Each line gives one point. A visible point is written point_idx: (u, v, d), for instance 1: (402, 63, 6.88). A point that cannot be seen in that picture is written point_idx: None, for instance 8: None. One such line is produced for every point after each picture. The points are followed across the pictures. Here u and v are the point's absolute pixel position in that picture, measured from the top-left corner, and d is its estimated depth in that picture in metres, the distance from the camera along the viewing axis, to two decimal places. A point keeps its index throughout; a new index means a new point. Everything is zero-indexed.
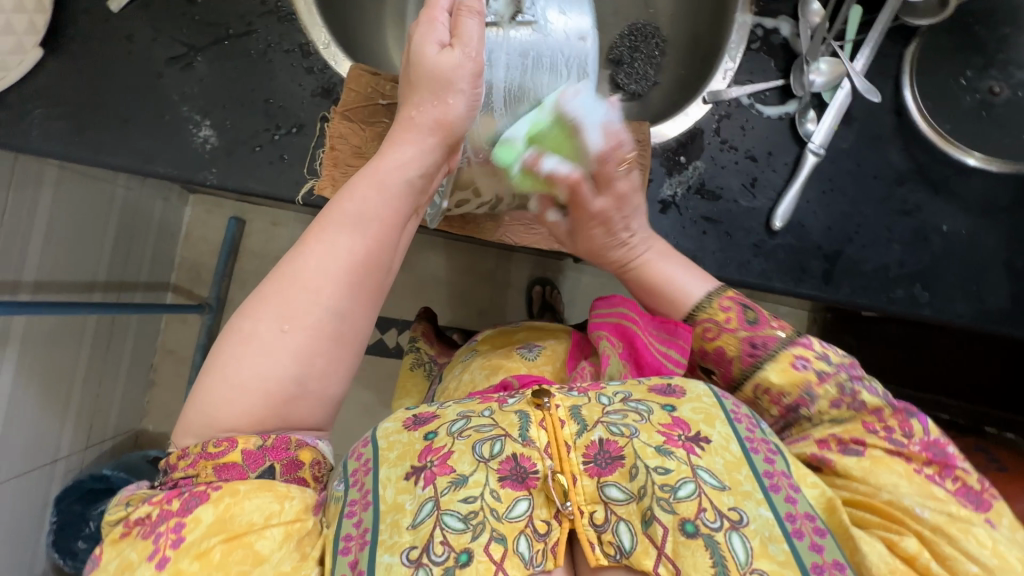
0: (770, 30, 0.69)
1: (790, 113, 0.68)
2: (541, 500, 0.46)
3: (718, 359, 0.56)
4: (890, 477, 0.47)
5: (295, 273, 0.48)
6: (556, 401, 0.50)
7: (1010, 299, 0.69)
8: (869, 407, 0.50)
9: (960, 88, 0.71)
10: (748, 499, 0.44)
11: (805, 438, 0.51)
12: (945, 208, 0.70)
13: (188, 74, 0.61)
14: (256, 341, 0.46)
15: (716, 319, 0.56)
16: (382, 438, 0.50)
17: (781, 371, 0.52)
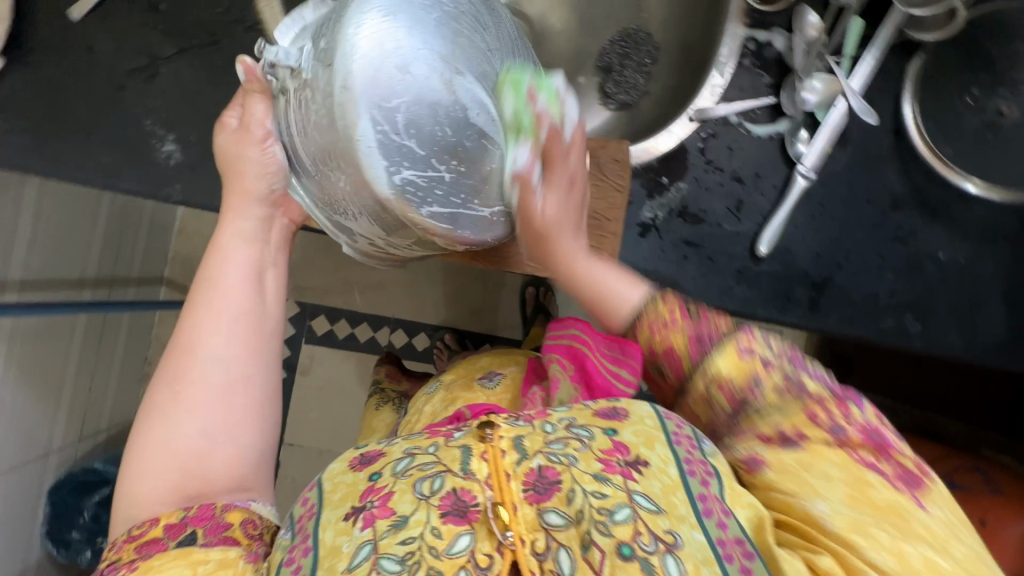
0: (762, 44, 0.66)
1: (781, 132, 0.65)
2: (483, 534, 0.41)
3: (666, 355, 0.50)
4: (826, 470, 0.42)
5: (175, 365, 0.51)
6: (500, 431, 0.45)
7: (1009, 332, 0.66)
8: (810, 391, 0.45)
9: (964, 108, 0.67)
10: (683, 522, 0.42)
11: (748, 432, 0.46)
12: (942, 235, 0.66)
13: (153, 86, 0.60)
14: (158, 436, 0.48)
15: (664, 304, 0.51)
16: (328, 480, 0.49)
17: (726, 360, 0.47)
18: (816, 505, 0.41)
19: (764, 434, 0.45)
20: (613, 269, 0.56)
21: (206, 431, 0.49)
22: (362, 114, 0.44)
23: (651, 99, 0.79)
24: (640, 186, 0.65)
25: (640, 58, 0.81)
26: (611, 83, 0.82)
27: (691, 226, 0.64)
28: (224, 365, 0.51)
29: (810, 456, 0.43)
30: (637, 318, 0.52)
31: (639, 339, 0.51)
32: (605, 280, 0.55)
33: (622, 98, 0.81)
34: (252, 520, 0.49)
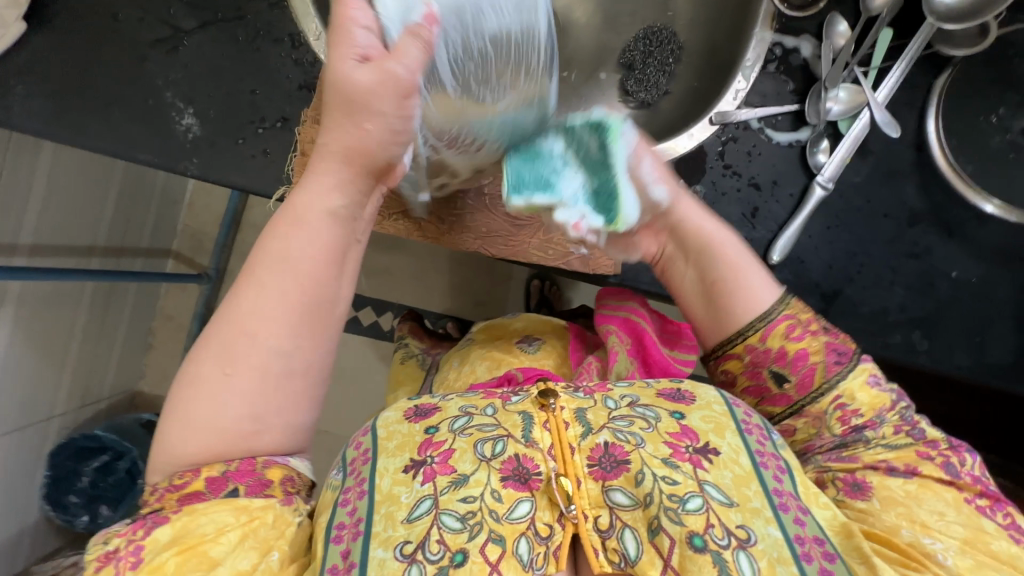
0: (789, 50, 0.65)
1: (802, 140, 0.64)
2: (544, 503, 0.46)
3: (797, 361, 0.53)
4: (936, 504, 0.47)
5: (232, 320, 0.47)
6: (562, 402, 0.50)
7: (1016, 354, 0.66)
8: (926, 437, 0.51)
9: (990, 126, 0.66)
10: (756, 517, 0.45)
11: (855, 460, 0.51)
12: (957, 253, 0.66)
13: (175, 58, 0.60)
14: (200, 386, 0.46)
15: (799, 321, 0.54)
16: (381, 428, 0.53)
17: (860, 386, 0.52)
18: (928, 542, 0.45)
19: (870, 462, 0.50)
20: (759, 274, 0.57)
21: (259, 411, 0.47)
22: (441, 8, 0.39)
23: (672, 99, 0.78)
24: None
25: (663, 57, 0.79)
26: (632, 81, 0.80)
27: None
28: (282, 350, 0.47)
29: (919, 487, 0.48)
30: (765, 324, 0.54)
31: (757, 342, 0.54)
32: (744, 263, 0.56)
33: (642, 97, 0.80)
34: (292, 477, 0.48)
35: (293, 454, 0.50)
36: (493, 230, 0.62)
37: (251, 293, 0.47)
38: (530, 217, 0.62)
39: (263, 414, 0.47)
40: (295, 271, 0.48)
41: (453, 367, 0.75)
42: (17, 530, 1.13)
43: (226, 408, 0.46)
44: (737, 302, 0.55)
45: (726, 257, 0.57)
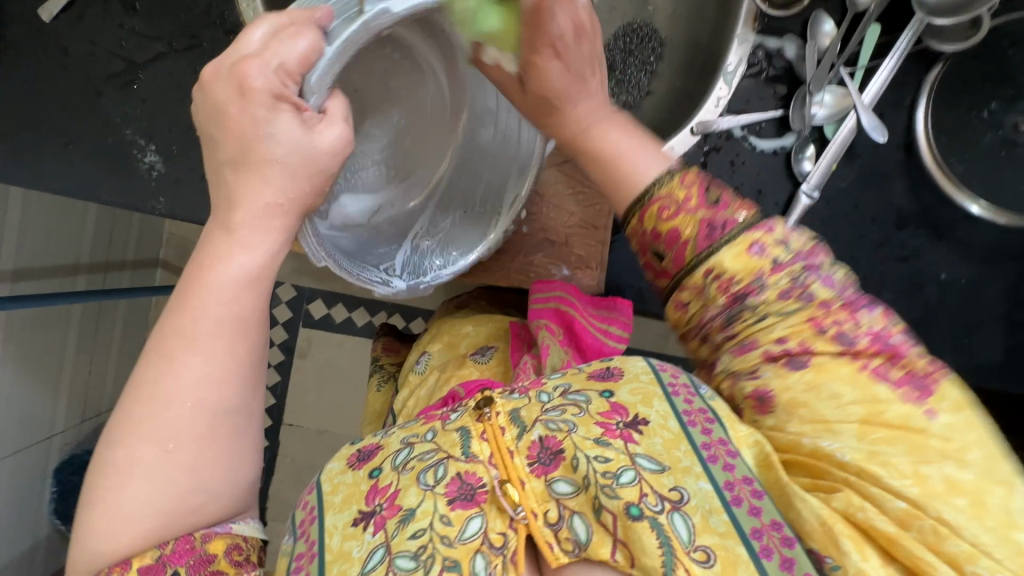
0: (771, 52, 0.62)
1: (786, 147, 0.63)
2: (494, 513, 0.46)
3: (670, 242, 0.39)
4: (833, 387, 0.37)
5: (158, 391, 0.37)
6: (497, 408, 0.49)
7: (1004, 353, 0.67)
8: (818, 298, 0.37)
9: (983, 122, 0.63)
10: (688, 474, 0.43)
11: (749, 351, 0.38)
12: (946, 255, 0.65)
13: (131, 93, 0.57)
14: (134, 474, 0.36)
15: (675, 195, 0.39)
16: (327, 480, 0.53)
17: (733, 256, 0.37)
18: (829, 445, 0.38)
19: (770, 351, 0.38)
20: (642, 139, 0.45)
21: (194, 482, 0.37)
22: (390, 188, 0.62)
23: (654, 100, 0.76)
24: None
25: (644, 55, 0.76)
26: (613, 82, 0.76)
27: None
28: (228, 406, 0.38)
29: (815, 375, 0.37)
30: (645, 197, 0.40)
31: (636, 223, 0.41)
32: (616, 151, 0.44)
33: (623, 98, 0.76)
34: (237, 543, 0.39)
35: (235, 517, 0.40)
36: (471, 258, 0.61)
37: (180, 348, 0.37)
38: (507, 242, 0.61)
39: (209, 482, 0.38)
40: (230, 306, 0.38)
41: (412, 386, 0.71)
42: (30, 544, 1.15)
43: (171, 453, 0.37)
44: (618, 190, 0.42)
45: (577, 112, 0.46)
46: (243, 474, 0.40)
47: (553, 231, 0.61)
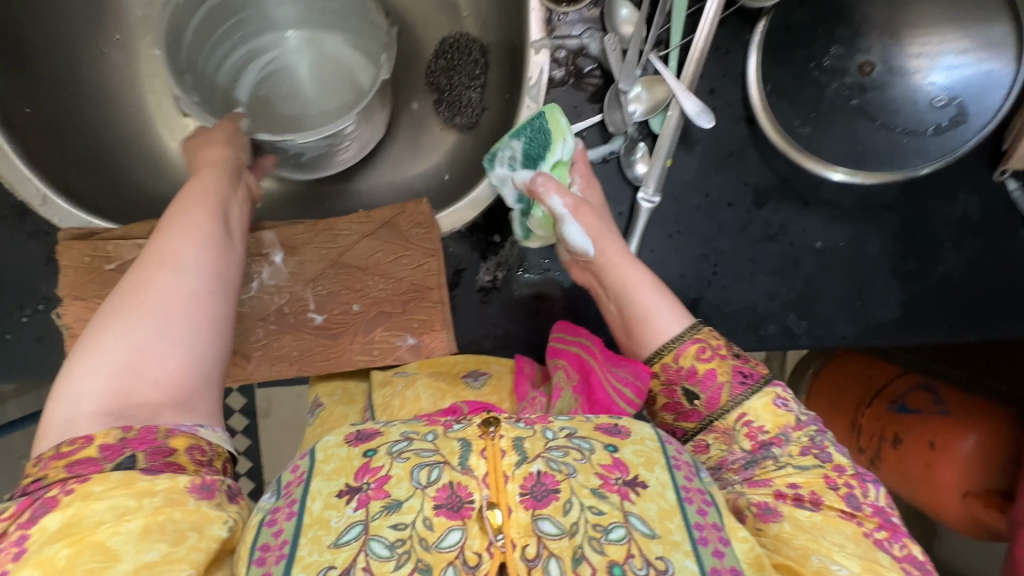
0: (574, 52, 0.56)
1: (616, 152, 0.57)
2: (474, 530, 0.37)
3: (706, 381, 0.50)
4: (836, 537, 0.43)
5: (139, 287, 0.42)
6: (501, 428, 0.41)
7: (901, 307, 0.62)
8: (834, 461, 0.47)
9: (825, 71, 0.56)
10: (676, 549, 0.38)
11: (764, 484, 0.46)
12: (816, 221, 0.60)
13: None
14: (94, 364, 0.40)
15: (708, 343, 0.51)
16: (320, 449, 0.43)
17: (763, 406, 0.49)
18: (836, 567, 0.41)
19: (780, 490, 0.46)
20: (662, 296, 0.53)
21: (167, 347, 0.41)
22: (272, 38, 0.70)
23: (492, 114, 0.68)
24: (471, 249, 0.58)
25: (468, 70, 0.69)
26: (445, 105, 0.70)
27: (537, 279, 0.58)
28: (191, 271, 0.44)
29: (823, 520, 0.44)
30: (675, 345, 0.51)
31: (669, 361, 0.51)
32: (641, 304, 0.52)
33: (460, 121, 0.70)
34: (202, 446, 0.41)
35: (202, 422, 0.42)
36: (305, 351, 0.56)
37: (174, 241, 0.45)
38: (342, 323, 0.57)
39: (170, 338, 0.41)
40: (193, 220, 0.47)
41: (392, 390, 0.56)
42: None
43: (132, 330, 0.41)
44: (640, 341, 0.53)
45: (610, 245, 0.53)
46: (203, 347, 0.43)
47: (388, 302, 0.57)
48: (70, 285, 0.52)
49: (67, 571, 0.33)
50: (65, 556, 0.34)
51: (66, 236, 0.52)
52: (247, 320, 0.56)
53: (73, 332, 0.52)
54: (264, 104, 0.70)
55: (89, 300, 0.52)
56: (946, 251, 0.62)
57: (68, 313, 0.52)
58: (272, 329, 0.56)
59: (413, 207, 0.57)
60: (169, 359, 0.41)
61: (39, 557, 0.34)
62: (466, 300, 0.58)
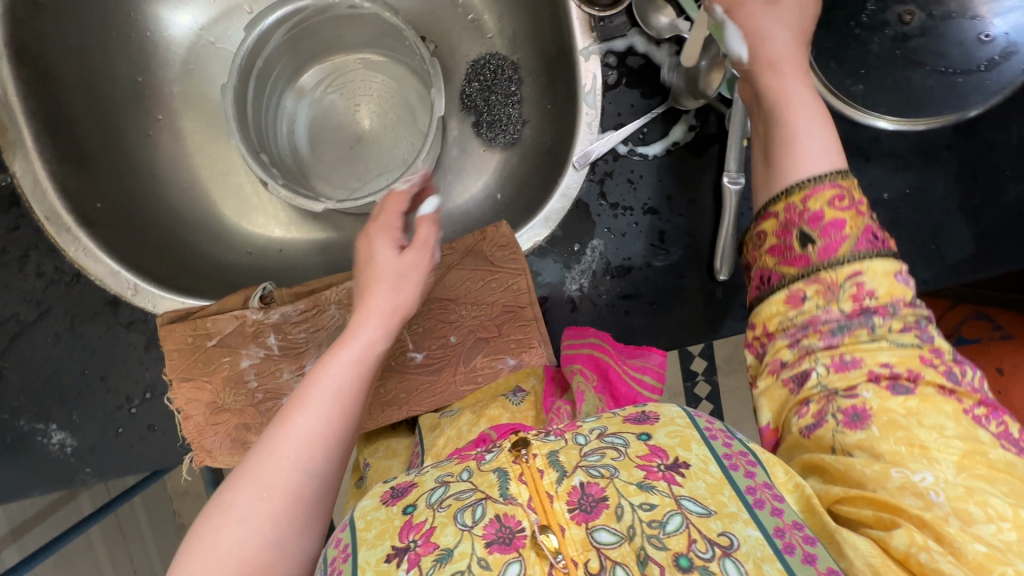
0: (623, 53, 0.57)
1: (678, 141, 0.57)
2: (533, 559, 0.33)
3: (833, 228, 0.38)
4: (937, 419, 0.35)
5: (271, 462, 0.37)
6: (532, 447, 0.38)
7: (976, 243, 0.63)
8: (937, 343, 0.38)
9: (867, 27, 0.58)
10: (735, 520, 0.34)
11: (855, 366, 0.37)
12: (883, 174, 0.60)
13: (7, 385, 0.53)
14: (212, 538, 0.34)
15: (851, 191, 0.39)
16: (359, 517, 0.38)
17: (885, 270, 0.38)
18: (921, 479, 0.34)
19: (874, 371, 0.36)
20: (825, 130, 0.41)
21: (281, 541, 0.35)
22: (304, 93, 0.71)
23: (534, 126, 0.68)
24: (554, 261, 0.58)
25: (505, 87, 0.69)
26: (485, 126, 0.69)
27: (622, 280, 0.59)
28: (318, 466, 0.38)
29: (920, 401, 0.35)
30: (811, 184, 0.39)
31: (796, 200, 0.39)
32: (799, 131, 0.41)
33: (502, 139, 0.70)
34: None
35: None
36: (412, 390, 0.57)
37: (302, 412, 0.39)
38: (441, 356, 0.57)
39: (287, 539, 0.36)
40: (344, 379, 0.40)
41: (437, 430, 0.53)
42: None
43: (264, 522, 0.35)
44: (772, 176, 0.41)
45: (774, 50, 0.43)
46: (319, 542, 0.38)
47: (482, 326, 0.57)
48: (177, 368, 0.52)
49: None
50: None
51: (165, 319, 0.52)
52: None
53: (187, 414, 0.53)
54: (320, 152, 0.71)
55: (198, 378, 0.53)
56: (1009, 179, 0.62)
57: (178, 396, 0.53)
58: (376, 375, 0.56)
59: (494, 231, 0.57)
60: (288, 557, 0.35)
61: None
62: (556, 312, 0.59)
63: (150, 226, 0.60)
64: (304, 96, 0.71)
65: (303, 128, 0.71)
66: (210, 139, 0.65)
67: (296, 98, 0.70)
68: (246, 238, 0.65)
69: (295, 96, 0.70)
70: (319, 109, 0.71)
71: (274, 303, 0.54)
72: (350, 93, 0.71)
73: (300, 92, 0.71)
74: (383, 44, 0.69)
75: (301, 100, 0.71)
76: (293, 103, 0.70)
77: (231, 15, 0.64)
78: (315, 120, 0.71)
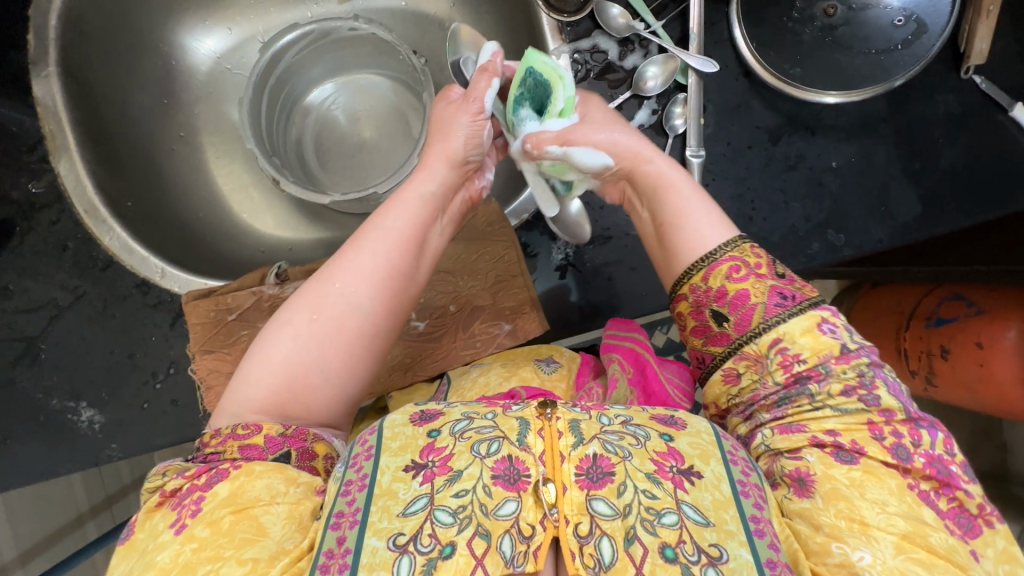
0: (589, 51, 0.65)
1: (644, 124, 0.66)
2: (529, 503, 0.41)
3: (738, 302, 0.49)
4: (880, 493, 0.43)
5: (325, 294, 0.50)
6: (558, 410, 0.44)
7: (920, 203, 0.69)
8: (882, 405, 0.46)
9: (798, 20, 0.66)
10: (730, 538, 0.40)
11: (800, 430, 0.46)
12: (827, 145, 0.69)
13: (42, 366, 0.58)
14: (280, 344, 0.49)
15: (743, 262, 0.50)
16: (388, 427, 0.45)
17: (803, 330, 0.48)
18: (858, 557, 0.41)
19: (818, 437, 0.46)
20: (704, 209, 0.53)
21: (322, 361, 0.49)
22: (311, 105, 0.79)
23: None
24: (541, 234, 0.64)
25: None
26: None
27: (602, 248, 0.64)
28: (362, 305, 0.50)
29: (863, 475, 0.44)
30: (710, 265, 0.50)
31: (699, 281, 0.50)
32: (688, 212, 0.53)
33: None
34: (333, 455, 0.49)
35: (333, 428, 0.50)
36: (415, 356, 0.62)
37: (354, 251, 0.51)
38: (443, 325, 0.62)
39: (329, 361, 0.49)
40: (391, 230, 0.52)
41: (466, 375, 0.59)
42: None
43: (323, 343, 0.49)
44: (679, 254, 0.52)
45: (626, 146, 0.55)
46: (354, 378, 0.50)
47: (478, 296, 0.63)
48: (201, 341, 0.57)
49: (229, 534, 0.40)
50: (230, 521, 0.41)
51: (190, 296, 0.57)
52: None
53: (209, 383, 0.57)
54: (328, 160, 0.79)
55: (219, 350, 0.58)
56: (944, 146, 0.70)
57: (201, 367, 0.58)
58: None
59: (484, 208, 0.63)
60: (323, 386, 0.49)
61: (209, 518, 0.41)
62: (545, 280, 0.64)
63: (173, 226, 0.66)
64: (311, 109, 0.79)
65: (312, 137, 0.79)
66: (224, 153, 0.73)
67: (303, 113, 0.78)
68: (259, 238, 0.72)
69: (303, 112, 0.78)
70: (325, 121, 0.79)
71: (288, 279, 0.60)
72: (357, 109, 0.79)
73: (307, 107, 0.78)
74: (380, 63, 0.76)
75: (308, 114, 0.79)
76: (301, 117, 0.78)
77: (245, 45, 0.73)
78: (323, 129, 0.79)
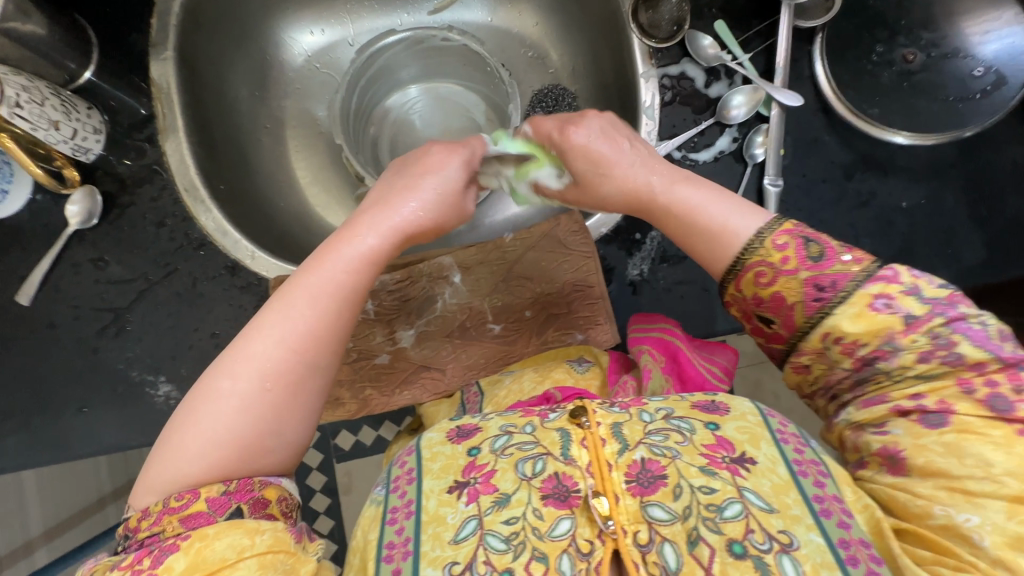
0: (677, 76, 0.68)
1: (724, 150, 0.67)
2: (583, 518, 0.38)
3: (776, 307, 0.45)
4: (978, 448, 0.38)
5: (264, 349, 0.43)
6: (595, 416, 0.42)
7: (987, 248, 0.69)
8: (970, 360, 0.40)
9: (877, 64, 0.69)
10: (797, 523, 0.37)
11: (880, 403, 0.42)
12: (899, 184, 0.69)
13: (126, 338, 0.58)
14: (202, 417, 0.41)
15: (769, 263, 0.46)
16: (426, 447, 0.45)
17: (854, 315, 0.43)
18: (964, 519, 0.37)
19: (900, 405, 0.41)
20: (735, 204, 0.49)
21: (270, 427, 0.42)
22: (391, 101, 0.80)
23: None
24: (617, 249, 0.64)
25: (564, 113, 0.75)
26: None
27: (679, 266, 0.63)
28: (312, 361, 0.44)
29: (956, 435, 0.39)
30: (734, 276, 0.47)
31: (735, 292, 0.48)
32: (711, 215, 0.49)
33: None
34: (287, 496, 0.42)
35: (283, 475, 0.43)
36: (490, 356, 0.64)
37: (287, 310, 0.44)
38: (518, 328, 0.65)
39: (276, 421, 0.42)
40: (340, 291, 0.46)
41: (500, 384, 0.58)
42: None
43: (249, 411, 0.41)
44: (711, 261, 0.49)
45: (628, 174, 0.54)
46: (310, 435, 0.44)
47: (553, 303, 0.64)
48: None
49: None
50: None
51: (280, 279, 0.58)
52: (436, 337, 0.64)
53: None
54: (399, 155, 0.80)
55: None
56: (1010, 194, 0.69)
57: None
58: (457, 344, 0.64)
59: (566, 220, 0.64)
60: (278, 446, 0.42)
61: None
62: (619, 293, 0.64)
63: (260, 212, 0.67)
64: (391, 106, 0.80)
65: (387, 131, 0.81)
66: (304, 146, 0.74)
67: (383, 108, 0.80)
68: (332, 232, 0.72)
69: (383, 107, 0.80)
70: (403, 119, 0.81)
71: None
72: (435, 117, 0.81)
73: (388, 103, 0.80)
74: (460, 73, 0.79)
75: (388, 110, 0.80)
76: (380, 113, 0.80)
77: (336, 45, 0.75)
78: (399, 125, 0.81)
